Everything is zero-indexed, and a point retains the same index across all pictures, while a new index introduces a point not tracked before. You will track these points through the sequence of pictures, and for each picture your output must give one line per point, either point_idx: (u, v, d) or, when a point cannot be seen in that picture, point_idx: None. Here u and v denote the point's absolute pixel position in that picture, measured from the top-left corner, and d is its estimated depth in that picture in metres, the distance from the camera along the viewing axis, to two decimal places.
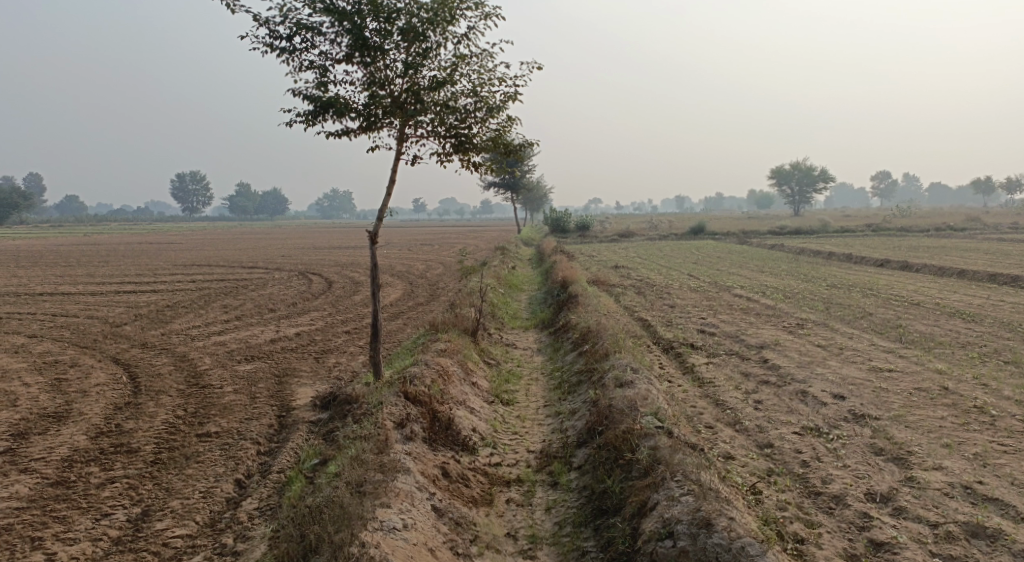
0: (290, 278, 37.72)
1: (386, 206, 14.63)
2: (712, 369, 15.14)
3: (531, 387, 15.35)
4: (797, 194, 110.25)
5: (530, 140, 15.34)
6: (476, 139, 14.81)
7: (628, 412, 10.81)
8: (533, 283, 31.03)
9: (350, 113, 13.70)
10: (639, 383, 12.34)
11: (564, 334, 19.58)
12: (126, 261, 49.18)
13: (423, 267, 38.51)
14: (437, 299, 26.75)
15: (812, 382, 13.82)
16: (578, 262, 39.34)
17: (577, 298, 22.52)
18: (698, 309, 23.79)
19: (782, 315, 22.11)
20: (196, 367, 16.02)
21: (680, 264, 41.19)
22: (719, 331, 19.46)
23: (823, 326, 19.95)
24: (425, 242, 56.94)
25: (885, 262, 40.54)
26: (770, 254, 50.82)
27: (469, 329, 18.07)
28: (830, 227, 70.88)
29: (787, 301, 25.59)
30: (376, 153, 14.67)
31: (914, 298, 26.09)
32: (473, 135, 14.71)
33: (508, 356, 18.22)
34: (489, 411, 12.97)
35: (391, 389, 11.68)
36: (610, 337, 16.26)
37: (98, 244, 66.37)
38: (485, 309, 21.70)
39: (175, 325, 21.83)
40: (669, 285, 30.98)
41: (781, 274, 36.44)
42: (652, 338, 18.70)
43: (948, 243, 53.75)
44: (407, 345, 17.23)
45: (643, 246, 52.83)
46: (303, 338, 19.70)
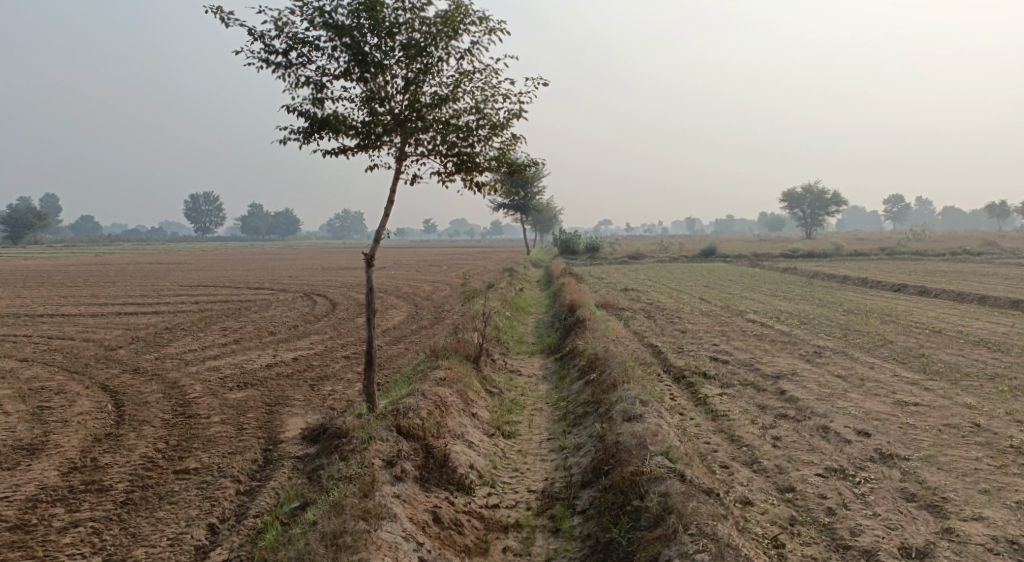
0: (294, 300, 37.10)
1: (384, 227, 13.93)
2: (726, 401, 14.34)
3: (535, 418, 14.57)
4: (809, 217, 109.32)
5: (536, 159, 14.63)
6: (479, 158, 14.12)
7: (638, 450, 10.04)
8: (541, 306, 30.29)
9: (347, 130, 13.02)
10: (650, 417, 11.57)
11: (571, 360, 18.81)
12: (132, 281, 48.70)
13: (429, 289, 37.80)
14: (442, 322, 26.03)
15: (833, 417, 13.00)
16: (588, 284, 38.56)
17: (585, 323, 21.75)
18: (710, 335, 23.00)
19: (799, 343, 21.28)
20: (186, 395, 15.33)
21: (692, 287, 40.34)
22: (734, 359, 18.67)
23: (842, 355, 19.12)
24: (434, 263, 56.30)
25: (902, 287, 39.63)
26: (784, 277, 49.84)
27: (471, 356, 17.33)
28: (844, 251, 69.91)
29: (802, 328, 24.76)
30: (374, 173, 13.98)
31: (934, 325, 25.21)
32: (476, 154, 14.03)
33: (512, 384, 17.47)
34: (489, 446, 12.21)
35: (383, 422, 10.95)
36: (619, 366, 15.47)
37: (105, 265, 66.03)
38: (490, 334, 20.95)
39: (171, 349, 21.17)
40: (681, 309, 30.20)
41: (795, 298, 35.59)
42: (662, 366, 17.90)
43: (965, 268, 52.81)
44: (406, 372, 16.47)
45: (654, 269, 52.02)
46: (300, 363, 19.00)
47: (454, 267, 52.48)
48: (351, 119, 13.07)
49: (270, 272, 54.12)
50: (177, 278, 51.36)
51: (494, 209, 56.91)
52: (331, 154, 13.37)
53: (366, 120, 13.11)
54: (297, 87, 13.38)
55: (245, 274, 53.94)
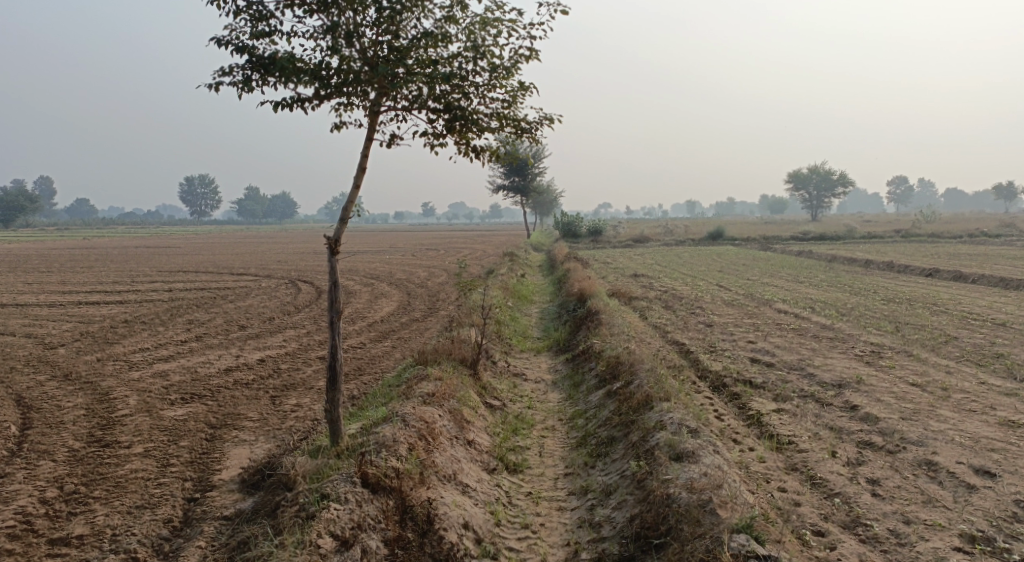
0: (277, 287, 33.97)
1: (353, 204, 10.80)
2: (788, 420, 11.48)
3: (547, 441, 11.66)
4: (815, 199, 106.17)
5: (549, 115, 11.58)
6: (476, 113, 11.07)
7: (704, 522, 7.69)
8: (545, 295, 27.23)
9: (302, 75, 9.99)
10: (706, 452, 8.74)
11: (587, 363, 15.91)
12: (107, 266, 45.29)
13: (425, 276, 34.68)
14: (436, 315, 22.99)
15: (936, 448, 10.13)
16: (594, 270, 35.60)
17: (600, 316, 18.74)
18: (742, 329, 20.07)
19: (847, 340, 18.31)
20: (113, 411, 12.32)
21: (707, 272, 37.27)
22: (779, 361, 15.70)
23: (905, 356, 16.15)
24: (431, 248, 53.00)
25: (933, 271, 36.78)
26: (802, 261, 46.70)
27: (466, 361, 14.33)
28: (858, 233, 66.86)
29: (844, 319, 21.84)
30: (338, 133, 10.94)
31: (992, 316, 22.28)
32: (472, 109, 11.00)
33: (516, 393, 14.52)
34: (491, 486, 9.37)
35: (343, 466, 8.36)
36: (651, 376, 12.56)
37: (86, 248, 62.35)
38: (490, 331, 17.97)
39: (117, 348, 18.07)
40: (700, 297, 27.24)
41: (822, 284, 32.65)
42: (695, 371, 14.96)
43: (991, 251, 49.78)
44: (388, 383, 13.47)
45: (662, 253, 49.01)
46: (265, 367, 16.00)
47: (451, 251, 49.30)
48: (306, 60, 10.03)
49: (254, 257, 50.77)
50: (155, 264, 47.86)
51: (494, 190, 53.79)
52: (280, 107, 10.35)
53: (327, 63, 10.11)
54: (233, 15, 10.34)
55: (230, 259, 50.61)
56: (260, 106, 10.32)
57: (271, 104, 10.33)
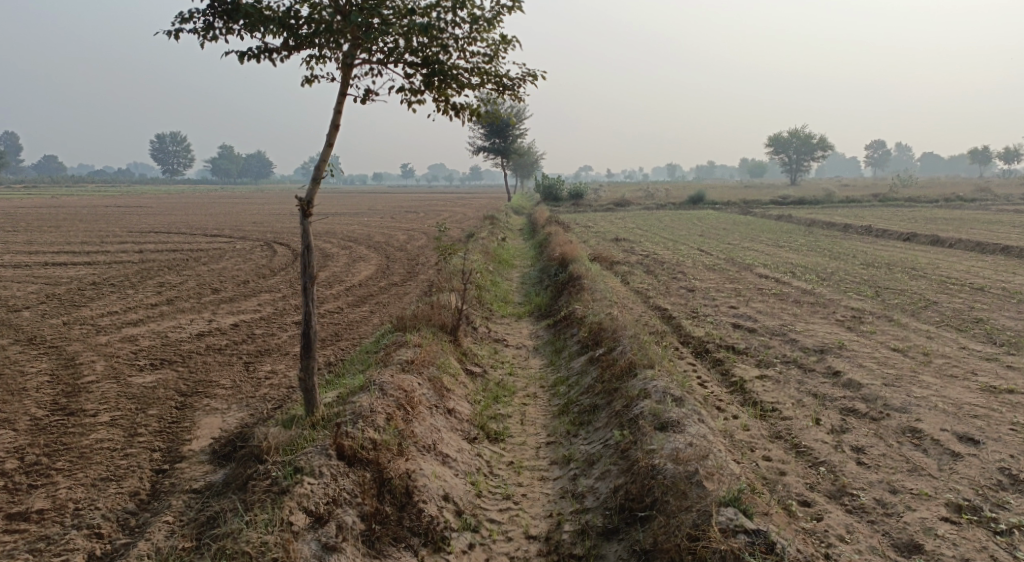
0: (253, 249, 33.47)
1: (325, 160, 10.32)
2: (772, 387, 11.37)
3: (528, 409, 11.50)
4: (793, 163, 106.24)
5: (531, 71, 11.22)
6: (455, 67, 10.69)
7: (690, 495, 7.57)
8: (525, 259, 27.00)
9: (269, 23, 9.58)
10: (690, 422, 8.63)
11: (568, 329, 15.75)
12: (78, 227, 44.47)
13: (404, 239, 34.30)
14: (415, 279, 22.72)
15: (920, 415, 10.04)
16: (575, 234, 35.38)
17: (581, 281, 18.55)
18: (723, 294, 19.96)
19: (828, 305, 18.21)
20: (80, 377, 12.01)
21: (687, 236, 37.14)
22: (761, 326, 15.56)
23: (887, 322, 16.06)
24: (409, 210, 52.51)
25: (911, 236, 36.83)
26: (781, 226, 46.71)
27: (446, 327, 14.09)
28: (836, 197, 66.97)
29: (825, 284, 21.78)
30: (310, 87, 10.56)
31: (971, 281, 22.30)
32: (451, 63, 10.62)
33: (496, 360, 14.32)
34: (471, 456, 9.19)
35: (316, 439, 8.18)
36: (634, 343, 12.40)
37: (58, 209, 61.28)
38: (470, 296, 17.72)
39: (86, 312, 17.65)
40: (681, 262, 27.11)
41: (801, 249, 32.63)
42: (676, 337, 14.82)
43: (967, 216, 50.03)
44: (366, 350, 13.21)
45: (642, 216, 48.81)
46: (239, 332, 15.70)
47: (430, 214, 48.86)
48: (274, 8, 9.62)
49: (229, 218, 50.04)
50: (127, 225, 47.03)
51: (474, 152, 53.27)
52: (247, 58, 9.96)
53: (297, 12, 9.71)
54: None
55: (205, 220, 49.88)
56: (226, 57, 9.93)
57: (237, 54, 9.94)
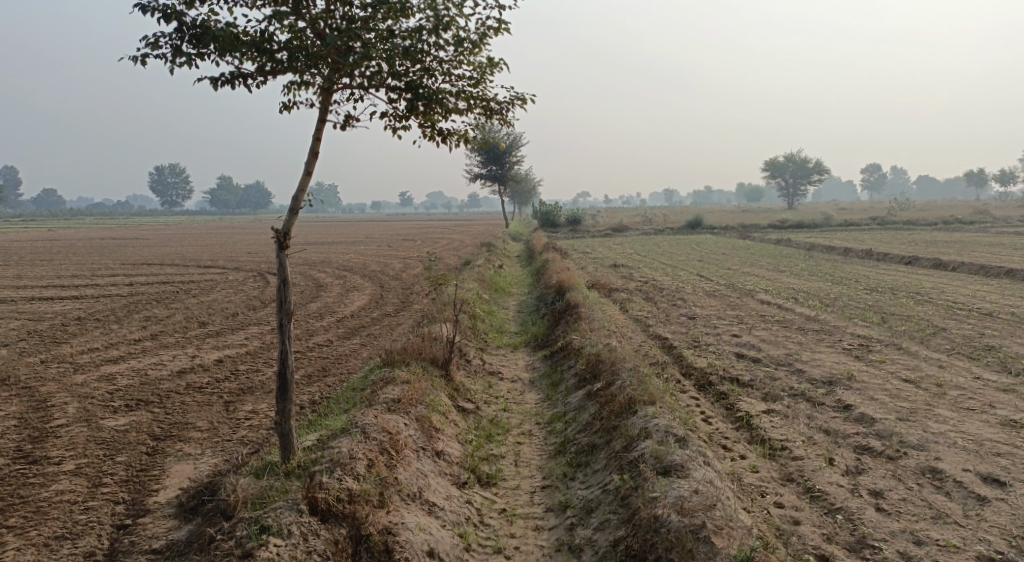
0: (245, 280, 32.87)
1: (304, 191, 9.74)
2: (780, 422, 10.76)
3: (523, 449, 10.89)
4: (790, 186, 106.05)
5: (521, 94, 10.71)
6: (440, 91, 10.17)
7: (700, 553, 7.12)
8: (522, 286, 26.42)
9: (241, 47, 9.09)
10: (694, 465, 8.07)
11: (565, 361, 15.15)
12: (69, 260, 43.81)
13: (399, 267, 33.74)
14: (409, 309, 22.11)
15: (940, 453, 9.41)
16: (572, 260, 34.82)
17: (578, 309, 17.96)
18: (725, 321, 19.38)
19: (833, 332, 17.59)
20: (47, 420, 11.38)
21: (686, 262, 36.58)
22: (766, 356, 14.95)
23: (896, 350, 15.44)
24: (406, 238, 51.94)
25: (913, 259, 36.31)
26: (780, 250, 46.19)
27: (437, 360, 13.48)
28: (835, 220, 66.55)
29: (829, 310, 21.19)
30: (287, 114, 10.04)
31: (979, 305, 21.72)
32: (436, 87, 10.11)
33: (490, 395, 13.69)
34: (460, 504, 8.58)
35: (285, 494, 7.81)
36: (633, 377, 11.81)
37: (51, 241, 60.73)
38: (464, 326, 17.12)
39: (65, 349, 17.03)
40: (681, 288, 26.54)
41: (802, 273, 32.08)
42: (678, 369, 14.21)
43: (968, 238, 49.56)
44: (353, 387, 12.60)
45: (640, 242, 48.27)
46: (222, 369, 15.09)
47: (427, 242, 48.31)
48: (246, 31, 9.13)
49: (223, 248, 49.46)
50: (119, 257, 46.42)
51: (471, 179, 52.84)
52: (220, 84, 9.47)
53: (272, 35, 9.22)
54: None
55: (198, 251, 49.27)
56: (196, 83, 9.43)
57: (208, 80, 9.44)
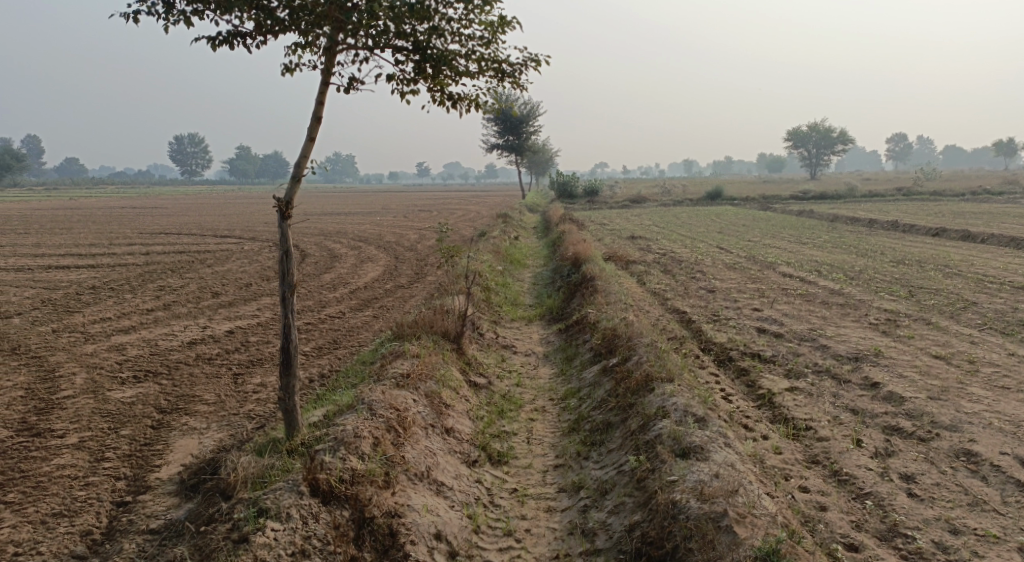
0: (260, 251, 32.64)
1: (307, 158, 9.38)
2: (803, 401, 10.35)
3: (536, 426, 10.55)
4: (813, 157, 104.49)
5: (534, 56, 10.25)
6: (449, 52, 9.74)
7: (719, 542, 6.79)
8: (539, 258, 26.00)
9: (238, 3, 8.83)
10: (713, 448, 7.72)
11: (581, 335, 14.76)
12: (87, 229, 43.76)
13: (415, 238, 33.41)
14: (423, 281, 21.77)
15: (973, 435, 8.98)
16: (590, 231, 34.33)
17: (595, 282, 17.54)
18: (746, 295, 18.90)
19: (858, 306, 17.08)
20: (53, 391, 11.14)
21: (706, 233, 36.00)
22: (788, 331, 14.49)
23: (923, 325, 14.92)
24: (424, 209, 51.53)
25: (939, 231, 35.50)
26: (803, 221, 45.45)
27: (449, 334, 13.12)
28: (858, 192, 65.43)
29: (853, 283, 20.65)
30: (289, 76, 9.73)
31: (1008, 279, 21.10)
32: (445, 48, 9.68)
33: (504, 369, 13.35)
34: (469, 483, 8.28)
35: (286, 475, 7.54)
36: (651, 352, 11.41)
37: (71, 210, 60.85)
38: (478, 299, 16.76)
39: (76, 319, 16.82)
40: (701, 261, 26.03)
41: (825, 246, 31.46)
42: (697, 344, 13.79)
43: (995, 210, 48.52)
44: (362, 361, 12.28)
45: (660, 214, 47.62)
46: (233, 340, 14.81)
47: (444, 212, 47.88)
48: None
49: (240, 218, 49.31)
50: (137, 226, 46.37)
51: (489, 149, 52.27)
52: (218, 43, 9.21)
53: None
54: None
55: (216, 220, 49.12)
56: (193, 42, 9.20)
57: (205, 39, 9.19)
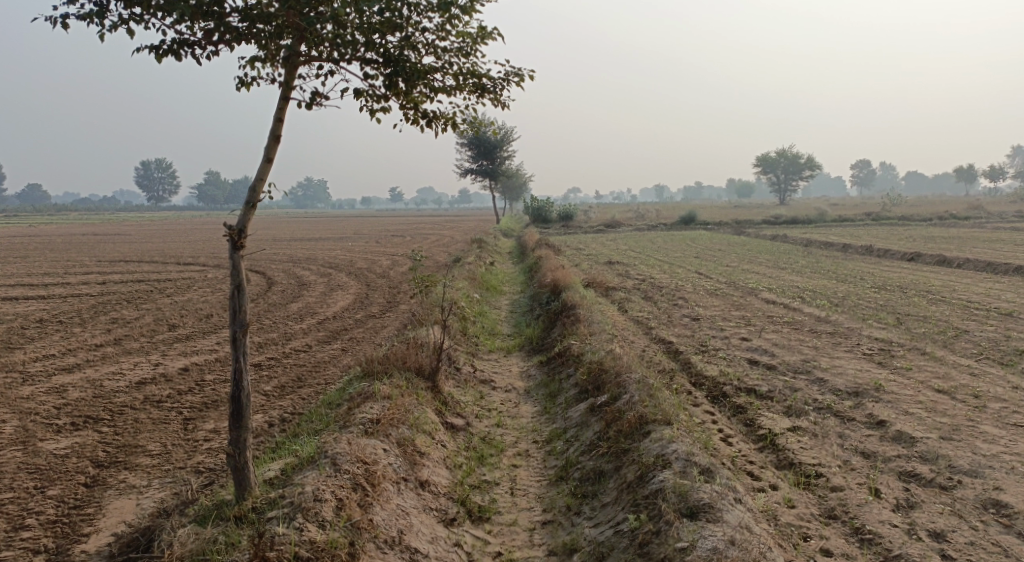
0: (225, 280, 31.46)
1: (264, 178, 8.45)
2: (809, 440, 9.58)
3: (521, 473, 9.70)
4: (782, 182, 104.90)
5: (517, 69, 9.48)
6: (422, 65, 8.92)
7: None
8: (514, 285, 25.17)
9: (185, 9, 7.96)
10: (715, 518, 7.22)
11: (563, 368, 13.92)
12: (46, 257, 42.19)
13: (386, 265, 32.42)
14: (395, 310, 20.84)
15: (999, 481, 8.28)
16: (565, 257, 33.57)
17: (576, 311, 16.71)
18: (731, 323, 18.19)
19: (849, 335, 16.36)
20: None
21: (682, 259, 35.39)
22: (781, 363, 13.71)
23: (922, 355, 14.21)
24: (395, 235, 50.58)
25: (916, 255, 35.13)
26: (778, 246, 45.06)
27: (423, 370, 12.21)
28: (829, 216, 65.39)
29: (840, 309, 20.01)
30: (243, 91, 8.90)
31: (996, 305, 20.59)
32: (418, 60, 8.87)
33: (482, 408, 12.43)
34: (447, 547, 7.71)
35: (240, 552, 6.96)
36: (642, 389, 10.60)
37: (31, 237, 59.09)
38: (453, 330, 15.88)
39: (18, 357, 15.69)
40: (681, 287, 25.33)
41: (804, 271, 30.89)
42: (687, 378, 12.99)
43: (966, 233, 48.50)
44: (328, 402, 11.36)
45: (634, 239, 47.06)
46: (188, 379, 13.82)
47: (416, 238, 46.97)
48: None
49: (205, 243, 47.95)
50: (98, 253, 44.89)
51: (461, 174, 51.50)
52: (162, 53, 8.37)
53: None
54: None
55: (181, 247, 47.74)
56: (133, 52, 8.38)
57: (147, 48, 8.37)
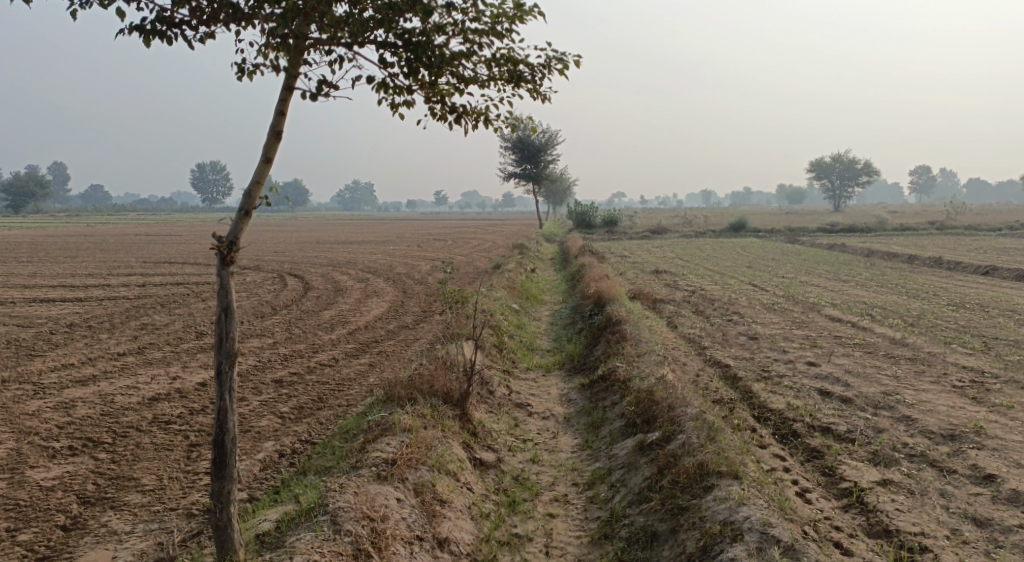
0: (260, 280, 30.47)
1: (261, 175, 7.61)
2: (902, 499, 8.15)
3: (558, 524, 8.35)
4: (837, 188, 101.70)
5: (561, 51, 8.18)
6: (445, 48, 7.68)
7: None
8: (557, 294, 23.78)
9: None
10: None
11: (609, 393, 12.50)
12: (90, 256, 41.78)
13: (426, 270, 31.19)
14: (431, 321, 19.59)
15: None
16: (612, 265, 32.08)
17: (623, 327, 15.23)
18: (795, 344, 16.63)
19: (931, 362, 14.68)
20: None
21: (735, 268, 33.65)
22: (857, 395, 12.06)
23: (1020, 389, 12.46)
24: (439, 238, 49.42)
25: (988, 269, 32.87)
26: (837, 256, 42.98)
27: (452, 397, 10.90)
28: (888, 225, 62.68)
29: (914, 329, 18.28)
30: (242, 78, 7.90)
31: None
32: (441, 41, 7.62)
33: (517, 438, 11.09)
34: None
35: None
36: (701, 427, 9.21)
37: (79, 235, 59.14)
38: (488, 347, 14.54)
39: (32, 366, 14.67)
40: (735, 300, 23.72)
41: (868, 284, 28.95)
42: (750, 409, 11.50)
43: None
44: (346, 430, 10.11)
45: (683, 246, 45.33)
46: (203, 396, 12.63)
47: (460, 242, 45.76)
48: None
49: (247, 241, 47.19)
50: (142, 253, 44.37)
51: (506, 177, 50.28)
52: (149, 34, 7.47)
53: None
54: None
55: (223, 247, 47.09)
56: (116, 32, 7.55)
57: (130, 30, 7.53)
